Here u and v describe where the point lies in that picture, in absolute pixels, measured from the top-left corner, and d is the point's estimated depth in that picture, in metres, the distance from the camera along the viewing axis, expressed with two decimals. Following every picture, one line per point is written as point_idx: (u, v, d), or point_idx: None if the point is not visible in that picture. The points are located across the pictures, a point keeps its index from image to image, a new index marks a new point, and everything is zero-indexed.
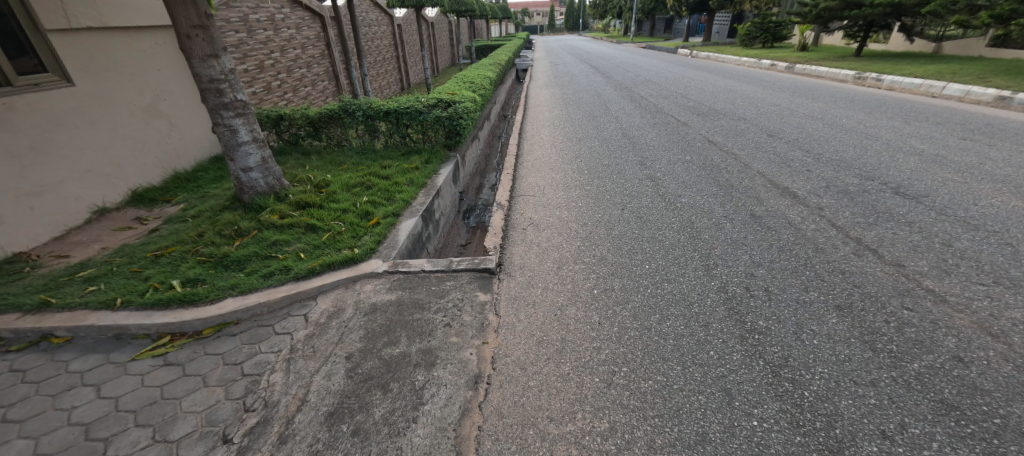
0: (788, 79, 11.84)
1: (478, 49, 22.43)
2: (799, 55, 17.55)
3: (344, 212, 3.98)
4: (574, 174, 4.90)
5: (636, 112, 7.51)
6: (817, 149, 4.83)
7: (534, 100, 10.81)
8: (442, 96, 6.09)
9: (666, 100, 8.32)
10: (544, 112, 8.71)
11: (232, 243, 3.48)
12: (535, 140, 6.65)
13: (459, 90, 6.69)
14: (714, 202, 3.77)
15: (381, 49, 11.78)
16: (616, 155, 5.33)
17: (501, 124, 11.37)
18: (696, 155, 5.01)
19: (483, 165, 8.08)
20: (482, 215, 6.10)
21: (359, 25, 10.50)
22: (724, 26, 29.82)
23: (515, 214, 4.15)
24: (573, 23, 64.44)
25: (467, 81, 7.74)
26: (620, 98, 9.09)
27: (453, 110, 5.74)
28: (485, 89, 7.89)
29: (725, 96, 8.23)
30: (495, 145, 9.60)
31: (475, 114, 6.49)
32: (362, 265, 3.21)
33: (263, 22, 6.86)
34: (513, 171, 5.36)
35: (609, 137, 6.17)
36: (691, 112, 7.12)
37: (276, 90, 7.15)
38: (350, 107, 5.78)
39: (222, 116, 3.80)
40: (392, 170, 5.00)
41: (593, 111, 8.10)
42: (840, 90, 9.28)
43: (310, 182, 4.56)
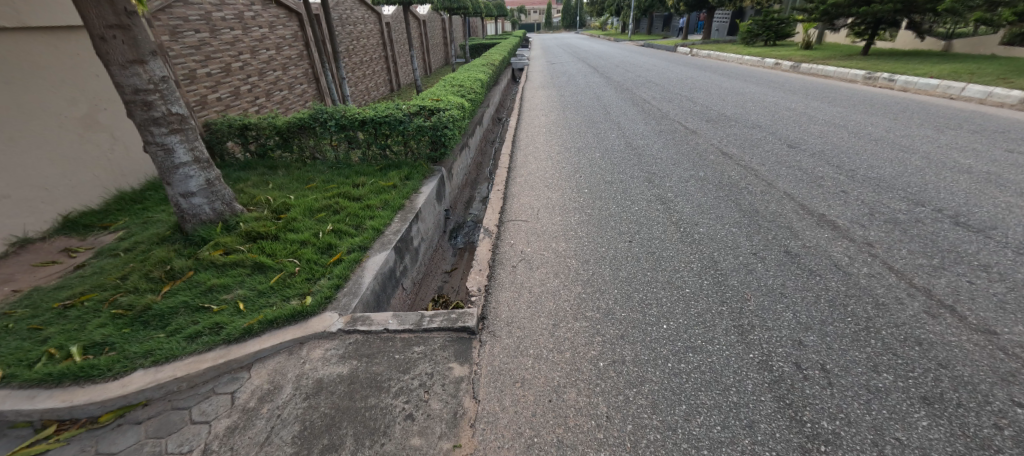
0: (797, 80, 11.26)
1: (473, 48, 21.77)
2: (803, 54, 16.98)
3: (301, 245, 3.38)
4: (573, 193, 4.30)
5: (640, 118, 6.92)
6: (848, 164, 4.27)
7: (530, 102, 10.20)
8: (426, 102, 5.48)
9: (671, 104, 7.73)
10: (541, 117, 8.11)
11: (159, 290, 2.87)
12: (530, 151, 6.04)
13: (445, 95, 6.07)
14: (739, 233, 3.19)
15: (368, 49, 11.13)
16: (619, 171, 4.74)
17: (495, 128, 10.76)
18: (711, 171, 4.42)
19: (474, 175, 7.47)
20: (472, 234, 5.49)
21: (343, 24, 9.85)
22: (724, 24, 29.23)
23: (504, 245, 3.56)
24: (571, 21, 63.68)
25: (456, 84, 7.12)
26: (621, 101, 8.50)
27: (437, 119, 5.15)
28: (476, 93, 7.28)
29: (734, 100, 7.65)
30: (489, 152, 9.00)
31: (462, 122, 5.87)
32: (313, 321, 2.61)
33: (229, 21, 6.22)
34: (504, 188, 4.76)
35: (611, 148, 5.58)
36: (699, 118, 6.53)
37: (245, 96, 6.53)
38: (321, 116, 5.16)
39: (152, 134, 3.19)
40: (365, 189, 4.39)
41: (593, 116, 7.50)
42: (854, 92, 8.71)
43: (268, 206, 3.95)
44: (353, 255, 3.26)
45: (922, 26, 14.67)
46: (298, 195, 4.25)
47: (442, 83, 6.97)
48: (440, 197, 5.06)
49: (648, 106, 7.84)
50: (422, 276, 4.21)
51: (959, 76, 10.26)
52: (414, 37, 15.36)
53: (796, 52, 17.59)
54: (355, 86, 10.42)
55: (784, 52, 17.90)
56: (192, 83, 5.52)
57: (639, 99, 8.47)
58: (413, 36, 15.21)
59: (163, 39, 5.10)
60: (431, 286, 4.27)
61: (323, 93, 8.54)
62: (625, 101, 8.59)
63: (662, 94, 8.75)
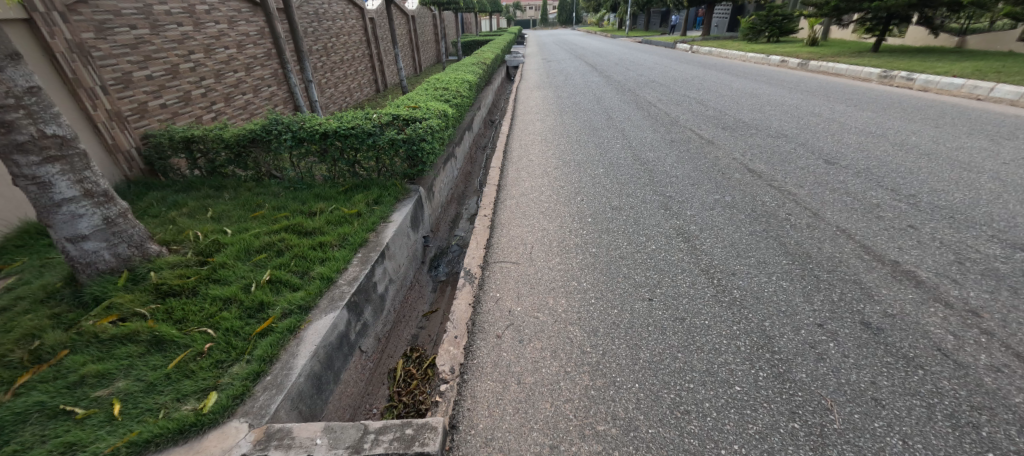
0: (810, 79, 10.51)
1: (466, 45, 20.88)
2: (810, 51, 16.30)
3: (222, 305, 2.60)
4: (573, 224, 3.54)
5: (646, 124, 6.17)
6: (905, 186, 3.55)
7: (524, 104, 9.41)
8: (400, 110, 4.70)
9: (680, 107, 7.00)
10: (535, 122, 7.33)
11: (10, 384, 2.10)
12: (523, 164, 5.27)
13: (425, 100, 5.30)
14: (790, 289, 2.45)
15: (349, 46, 10.31)
16: (628, 193, 3.98)
17: (486, 131, 9.98)
18: (739, 195, 3.66)
19: (461, 187, 6.70)
20: (456, 263, 4.73)
21: (320, 18, 9.02)
22: (724, 20, 28.48)
23: (487, 299, 2.80)
24: (567, 17, 62.73)
25: (440, 87, 6.32)
26: (624, 104, 7.76)
27: (412, 129, 4.35)
28: (464, 96, 6.49)
29: (749, 103, 6.93)
30: (479, 160, 8.21)
31: (445, 131, 5.09)
32: (210, 438, 1.85)
33: (176, 15, 5.42)
34: (491, 214, 4.01)
35: (616, 162, 4.82)
36: (714, 125, 5.79)
37: (199, 101, 5.73)
38: (275, 127, 4.37)
39: (19, 163, 2.42)
40: (321, 219, 3.61)
41: (593, 121, 6.75)
42: (877, 93, 8.00)
43: (194, 246, 3.17)
44: (288, 321, 2.48)
45: (936, 21, 13.97)
46: (237, 229, 3.47)
47: (423, 86, 6.19)
48: (417, 224, 4.29)
49: (654, 109, 7.08)
50: (391, 326, 3.45)
51: (984, 75, 9.56)
52: (402, 33, 14.51)
53: (802, 49, 16.87)
54: (334, 87, 9.62)
55: (790, 49, 17.18)
56: (127, 88, 4.71)
57: (644, 102, 7.73)
58: (401, 33, 14.37)
59: (85, 37, 4.30)
60: (403, 337, 3.51)
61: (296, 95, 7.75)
62: (627, 103, 7.81)
63: (668, 96, 8.02)
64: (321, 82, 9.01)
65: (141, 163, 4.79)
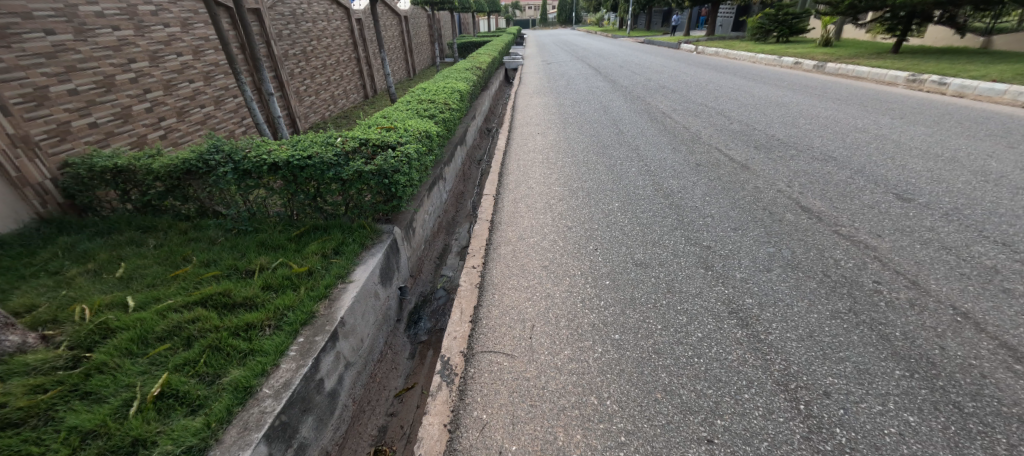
0: (834, 83, 9.65)
1: (462, 46, 19.99)
2: (823, 52, 15.50)
3: (77, 444, 1.77)
4: (586, 289, 2.71)
5: (664, 141, 5.35)
6: (1017, 239, 2.72)
7: (524, 113, 8.58)
8: (371, 132, 3.85)
9: (699, 120, 6.17)
10: (535, 137, 6.48)
11: None
12: (521, 193, 4.43)
13: (403, 118, 4.44)
14: (923, 433, 1.62)
15: (333, 50, 9.49)
16: (654, 241, 3.15)
17: (482, 143, 9.12)
18: (800, 249, 2.82)
19: (451, 212, 5.87)
20: (441, 314, 3.88)
21: (298, 19, 8.21)
22: (729, 19, 27.60)
23: (469, 424, 1.95)
24: (567, 17, 61.76)
25: (425, 99, 5.46)
26: (635, 114, 6.93)
27: (382, 158, 3.49)
28: (454, 108, 5.62)
29: (778, 114, 6.11)
30: (472, 177, 7.36)
31: (427, 155, 4.26)
32: None
33: (111, 18, 4.61)
34: (481, 268, 3.18)
35: (633, 194, 3.99)
36: (744, 143, 4.97)
37: (142, 117, 4.92)
38: (214, 157, 3.53)
39: None
40: (257, 282, 2.78)
41: (602, 136, 5.93)
42: (917, 101, 7.18)
43: (73, 333, 2.33)
44: None
45: (961, 21, 13.10)
46: (144, 301, 2.63)
47: (405, 99, 5.33)
48: (390, 275, 3.45)
49: (670, 122, 6.25)
50: (348, 424, 2.60)
51: None
52: (393, 34, 13.67)
53: (816, 50, 16.00)
54: (316, 95, 8.80)
55: (802, 50, 16.32)
56: (41, 106, 3.88)
57: (656, 112, 6.91)
58: (391, 34, 13.53)
59: None
60: (366, 435, 2.65)
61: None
62: (638, 114, 6.98)
63: (683, 104, 7.20)
64: (300, 89, 8.20)
65: (59, 196, 3.96)
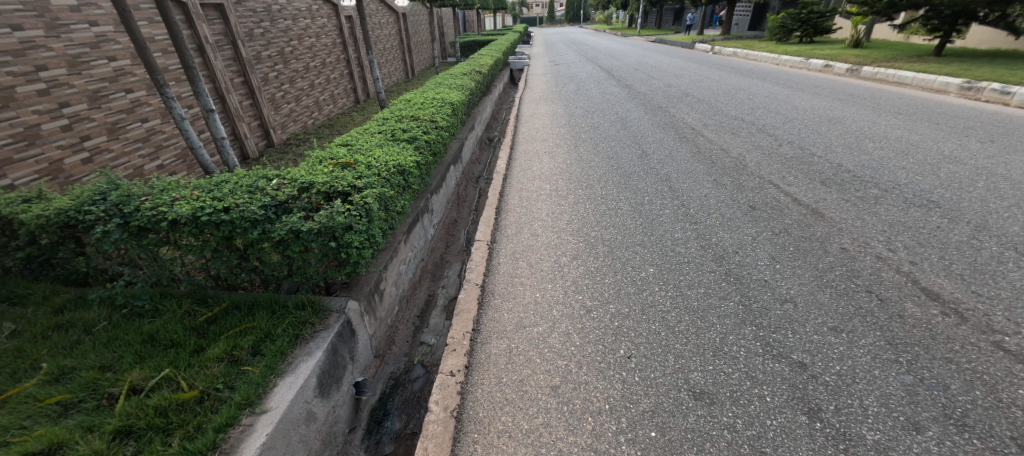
0: (880, 91, 8.49)
1: (465, 46, 18.89)
2: (855, 53, 14.30)
3: None
4: (620, 449, 1.71)
5: (701, 170, 4.33)
6: None
7: (529, 124, 7.57)
8: (321, 170, 2.85)
9: (739, 139, 5.14)
10: (541, 157, 5.44)
11: None
12: (521, 242, 3.43)
13: (373, 146, 3.45)
14: None
15: (318, 51, 8.52)
16: (714, 348, 2.13)
17: (482, 157, 8.09)
18: (956, 385, 1.80)
19: (440, 249, 4.88)
20: (414, 410, 2.88)
21: (273, 17, 7.23)
22: (746, 18, 26.23)
23: None
24: (576, 15, 60.32)
25: (408, 115, 4.46)
26: (659, 130, 5.89)
27: (329, 211, 2.49)
28: (444, 125, 4.58)
29: (835, 133, 5.06)
30: (468, 200, 6.35)
31: (403, 196, 3.27)
32: None
33: (9, 15, 3.67)
34: (460, 380, 2.19)
35: (670, 254, 2.96)
36: (806, 176, 3.94)
37: (56, 138, 3.98)
38: (97, 208, 2.54)
39: None
40: (111, 423, 1.81)
41: (622, 159, 4.90)
42: (993, 115, 6.08)
43: None
44: None
45: (1012, 20, 11.87)
46: None
47: (381, 116, 4.31)
48: (337, 374, 2.46)
49: (704, 142, 5.20)
50: None
51: None
52: (389, 33, 12.65)
53: (846, 52, 14.77)
54: (296, 101, 7.85)
55: (831, 52, 15.08)
56: None
57: (685, 128, 5.86)
58: (388, 33, 12.54)
59: None
60: None
61: (239, 115, 6.22)
62: (663, 129, 5.94)
63: (716, 118, 6.16)
64: (276, 96, 7.25)
65: None
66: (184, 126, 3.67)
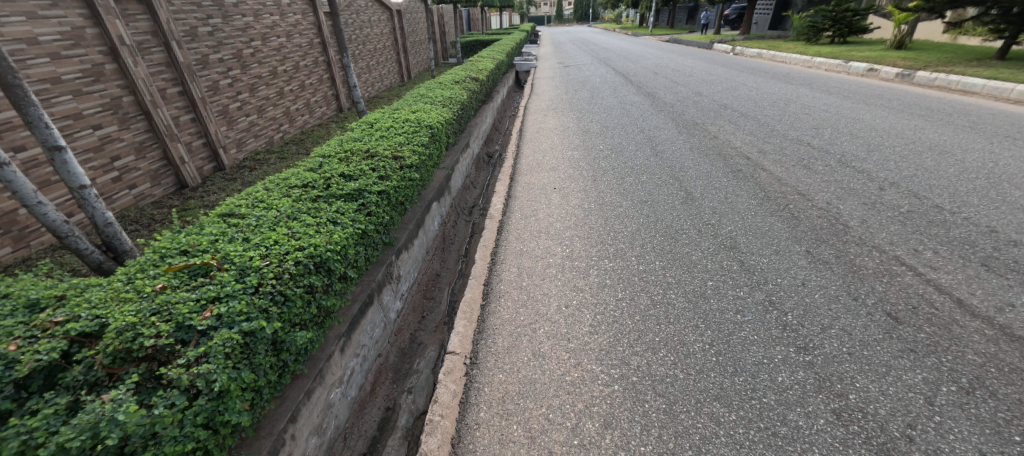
0: (955, 102, 7.07)
1: (467, 46, 17.66)
2: (901, 55, 12.79)
3: None
4: None
5: (782, 231, 2.99)
6: None
7: (535, 141, 6.25)
8: (146, 283, 1.55)
9: (819, 178, 3.79)
10: (549, 196, 4.12)
11: None
12: (516, 374, 2.12)
13: (279, 215, 2.13)
14: None
15: (288, 52, 7.26)
16: None
17: (477, 179, 6.79)
18: None
19: (411, 324, 3.58)
20: None
21: (227, 12, 5.95)
22: (767, 16, 24.65)
23: None
24: (585, 13, 58.72)
25: (363, 147, 3.15)
26: (703, 157, 4.55)
27: (104, 405, 1.17)
28: (416, 161, 3.25)
29: (953, 172, 3.70)
30: (456, 241, 5.04)
31: (325, 299, 1.95)
32: None
33: None
34: None
35: (784, 434, 1.64)
36: (950, 251, 2.61)
37: None
38: None
39: None
40: None
41: (660, 206, 3.58)
42: None
43: None
44: None
45: None
46: None
47: (322, 152, 3.00)
48: None
49: (773, 181, 3.82)
50: None
51: None
52: (381, 32, 11.36)
53: (889, 54, 13.22)
54: (258, 113, 6.60)
55: (872, 54, 13.55)
56: None
57: (739, 156, 4.50)
58: (379, 32, 11.27)
59: None
60: None
61: (171, 134, 4.97)
62: (707, 156, 4.60)
63: (774, 142, 4.81)
64: (230, 108, 5.99)
65: None
66: (9, 175, 2.27)
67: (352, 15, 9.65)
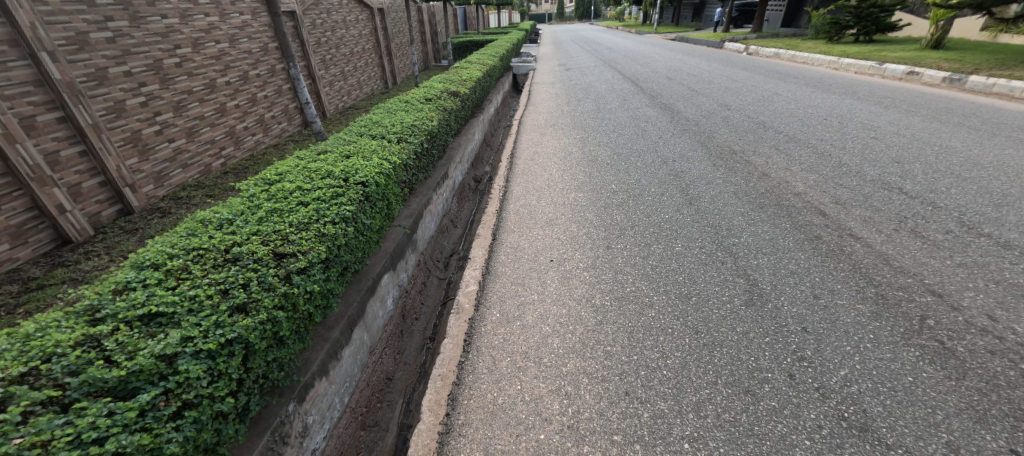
0: None
1: (460, 46, 16.45)
2: (941, 56, 11.45)
3: None
4: None
5: (940, 391, 1.74)
6: None
7: (528, 170, 4.99)
8: None
9: (949, 261, 2.50)
10: (543, 276, 2.86)
11: None
12: None
13: None
14: None
15: (231, 61, 5.99)
16: None
17: (460, 214, 5.52)
18: None
19: None
20: None
21: (137, 13, 4.66)
22: (780, 13, 23.25)
23: None
24: (586, 10, 57.29)
25: (228, 238, 1.88)
26: (759, 211, 3.28)
27: None
28: (319, 257, 1.97)
29: None
30: (422, 315, 3.75)
31: None
32: None
33: None
34: None
35: None
36: None
37: None
38: None
39: None
40: None
41: (711, 311, 2.32)
42: None
43: None
44: None
45: None
46: None
47: (139, 260, 1.72)
48: None
49: (882, 264, 2.53)
50: None
51: None
52: (360, 34, 10.11)
53: (926, 54, 11.83)
54: (189, 137, 5.33)
55: (907, 54, 12.16)
56: None
57: (808, 209, 3.23)
58: (358, 33, 10.02)
59: None
60: None
61: (42, 177, 3.23)
62: (763, 208, 3.33)
63: (851, 187, 3.54)
64: (144, 133, 4.71)
65: None
66: None
67: (321, 14, 8.37)
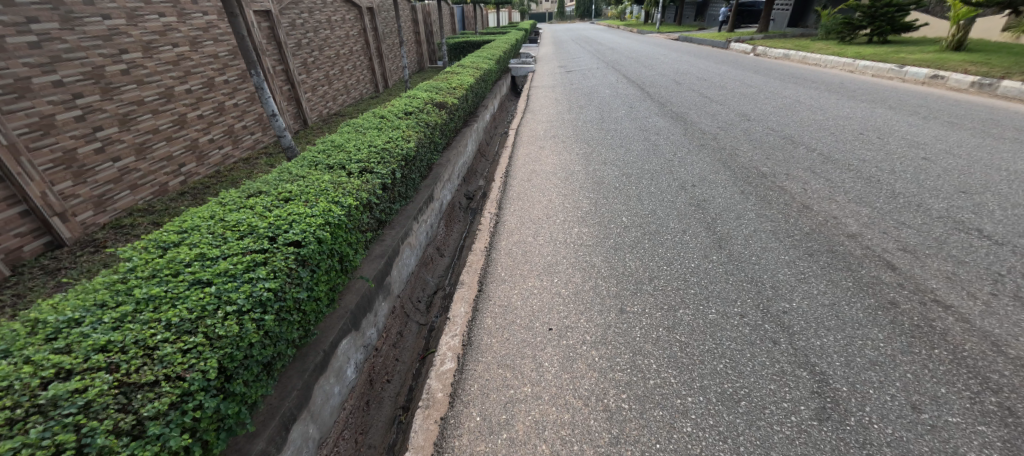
0: None
1: (455, 46, 15.81)
2: (964, 58, 10.80)
3: None
4: None
5: None
6: None
7: (524, 193, 4.34)
8: None
9: None
10: (539, 354, 2.22)
11: None
12: None
13: None
14: None
15: None
16: None
17: (447, 240, 4.83)
18: None
19: None
20: None
21: (71, 13, 3.52)
22: (785, 13, 22.62)
23: None
24: (586, 9, 56.62)
25: (53, 367, 1.22)
26: (808, 260, 2.64)
27: None
28: (204, 379, 1.31)
29: None
30: (397, 376, 2.96)
31: None
32: None
33: None
34: None
35: None
36: None
37: None
38: None
39: None
40: None
41: (770, 425, 1.68)
42: None
43: None
44: None
45: None
46: None
47: None
48: None
49: (992, 353, 1.89)
50: None
51: None
52: (348, 34, 9.45)
53: (948, 57, 11.18)
54: (139, 154, 4.11)
55: (927, 57, 11.50)
56: None
57: (869, 259, 2.59)
58: (345, 34, 9.36)
59: None
60: None
61: None
62: (811, 255, 2.70)
63: (917, 227, 2.89)
64: (79, 153, 3.52)
65: None
66: None
67: (301, 14, 7.70)
